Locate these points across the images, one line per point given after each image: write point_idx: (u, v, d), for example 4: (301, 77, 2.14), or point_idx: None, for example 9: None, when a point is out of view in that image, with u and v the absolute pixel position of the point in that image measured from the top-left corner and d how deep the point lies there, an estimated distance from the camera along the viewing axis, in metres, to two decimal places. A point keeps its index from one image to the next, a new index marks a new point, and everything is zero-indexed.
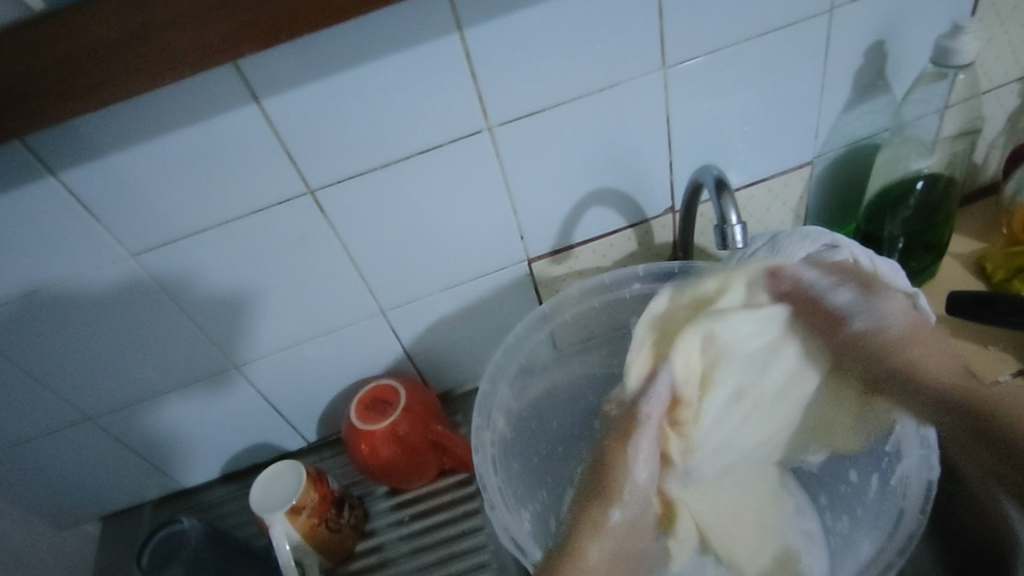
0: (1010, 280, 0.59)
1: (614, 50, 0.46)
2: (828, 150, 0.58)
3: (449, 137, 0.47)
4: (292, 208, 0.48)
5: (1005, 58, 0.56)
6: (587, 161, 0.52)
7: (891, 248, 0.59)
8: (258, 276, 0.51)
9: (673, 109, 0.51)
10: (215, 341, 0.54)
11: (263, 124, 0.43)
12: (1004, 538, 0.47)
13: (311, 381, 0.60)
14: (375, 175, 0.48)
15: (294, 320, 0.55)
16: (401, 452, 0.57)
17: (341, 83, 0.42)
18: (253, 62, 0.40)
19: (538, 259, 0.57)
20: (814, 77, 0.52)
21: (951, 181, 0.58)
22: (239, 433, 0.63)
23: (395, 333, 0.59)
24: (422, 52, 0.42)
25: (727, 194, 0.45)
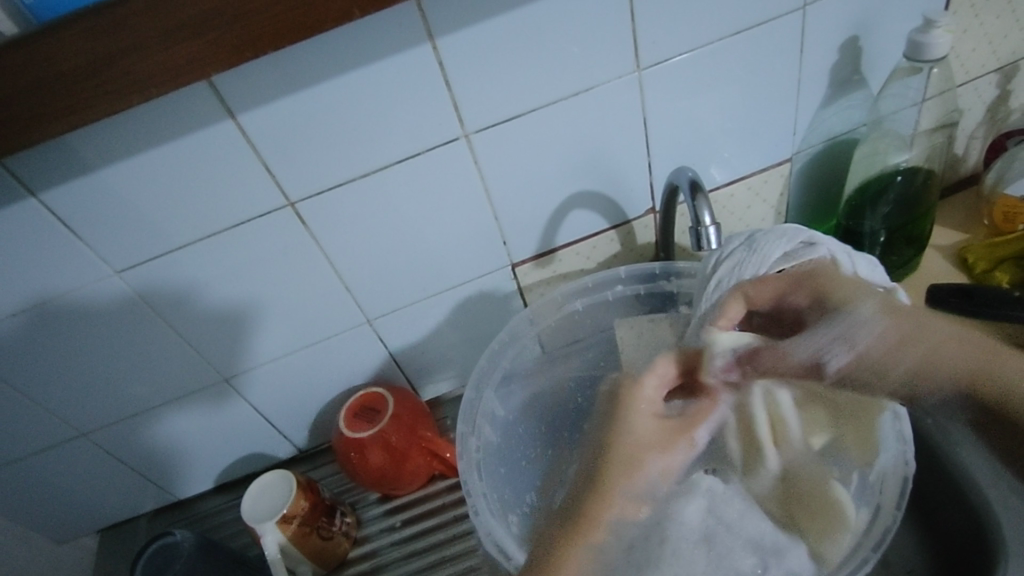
0: (991, 270, 0.59)
1: (588, 53, 0.46)
2: (807, 146, 0.58)
3: (426, 146, 0.47)
4: (273, 221, 0.48)
5: (980, 49, 0.56)
6: (567, 164, 0.52)
7: (873, 242, 0.59)
8: (243, 289, 0.52)
9: (650, 111, 0.51)
10: (203, 354, 0.55)
11: (241, 140, 0.43)
12: (990, 535, 0.47)
13: (301, 390, 0.61)
14: (355, 185, 0.48)
15: (281, 331, 0.55)
16: (390, 458, 0.58)
17: (316, 96, 0.43)
18: (226, 78, 0.40)
19: (522, 264, 0.57)
20: (790, 74, 0.53)
21: (930, 174, 0.58)
22: (231, 443, 0.63)
23: (382, 340, 0.59)
24: (395, 63, 0.42)
25: (701, 196, 0.47)
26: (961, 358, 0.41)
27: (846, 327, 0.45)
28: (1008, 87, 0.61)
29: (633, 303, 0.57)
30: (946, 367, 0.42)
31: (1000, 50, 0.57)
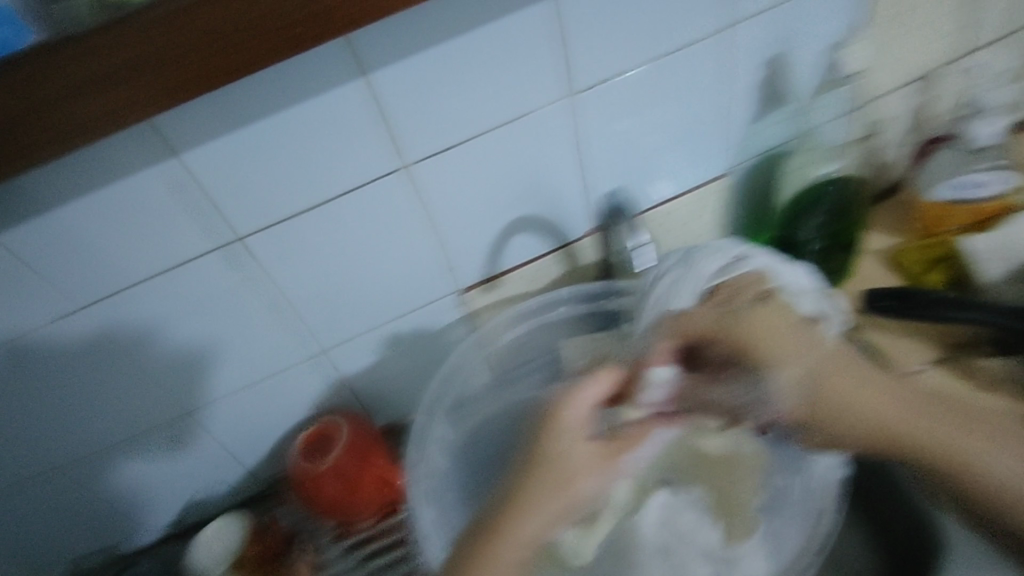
0: (926, 274, 0.62)
1: (521, 82, 0.47)
2: (741, 160, 0.60)
3: (366, 178, 0.48)
4: (216, 260, 0.48)
5: (900, 62, 0.59)
6: (509, 188, 0.53)
7: (808, 250, 0.62)
8: (190, 329, 0.51)
9: (587, 133, 0.52)
10: (153, 395, 0.54)
11: (178, 180, 0.43)
12: (922, 527, 0.51)
13: (256, 423, 0.60)
14: (298, 219, 0.48)
15: (233, 367, 0.55)
16: (344, 488, 0.58)
17: (251, 135, 0.43)
18: (157, 123, 0.40)
19: (471, 288, 0.58)
20: (720, 92, 0.55)
21: (858, 184, 0.61)
22: (188, 479, 0.62)
23: (336, 370, 0.59)
24: (329, 99, 0.43)
25: (626, 223, 0.52)
26: (888, 409, 0.44)
27: (766, 390, 0.45)
28: (929, 96, 0.64)
29: (580, 322, 0.57)
30: (875, 419, 0.44)
31: (918, 62, 0.60)
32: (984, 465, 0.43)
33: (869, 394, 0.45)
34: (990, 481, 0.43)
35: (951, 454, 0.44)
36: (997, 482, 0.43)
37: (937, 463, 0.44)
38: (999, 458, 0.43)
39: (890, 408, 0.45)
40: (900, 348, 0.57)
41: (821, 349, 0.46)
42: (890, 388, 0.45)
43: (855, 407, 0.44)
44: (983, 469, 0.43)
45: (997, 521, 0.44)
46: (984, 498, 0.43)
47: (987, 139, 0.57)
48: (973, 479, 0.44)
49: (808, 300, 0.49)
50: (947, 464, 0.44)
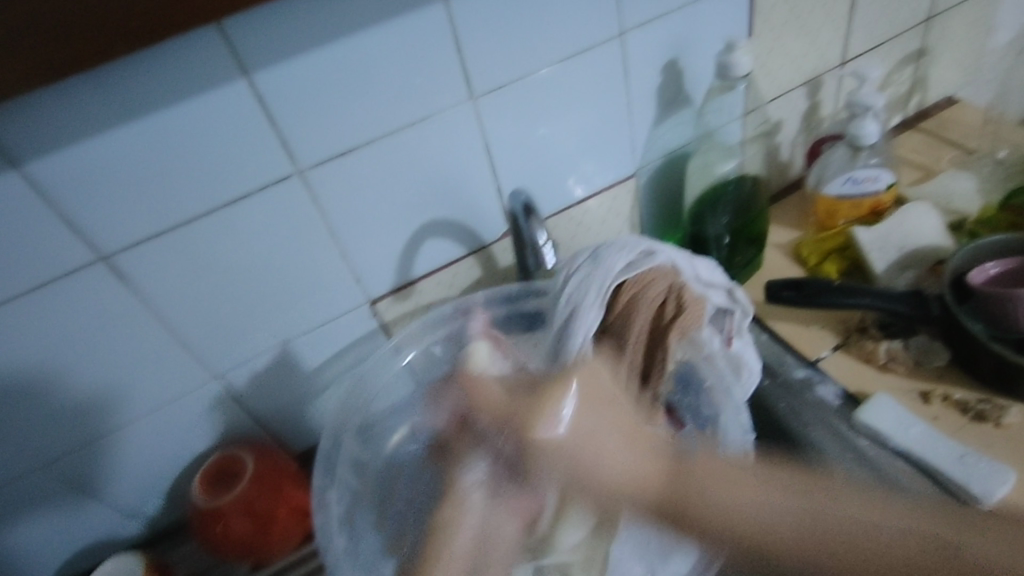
0: (821, 264, 0.65)
1: (417, 83, 0.46)
2: (648, 162, 0.61)
3: (257, 185, 0.45)
4: (85, 279, 0.43)
5: (785, 67, 0.62)
6: (414, 194, 0.51)
7: (719, 245, 0.63)
8: (59, 359, 0.46)
9: (491, 136, 0.52)
10: (17, 439, 0.48)
11: (30, 192, 0.39)
12: None
13: (148, 465, 0.54)
14: (181, 231, 0.44)
15: (115, 400, 0.50)
16: (253, 524, 0.53)
17: (117, 140, 0.39)
18: (2, 125, 0.36)
19: (382, 300, 0.55)
20: (621, 95, 0.55)
21: (756, 179, 0.64)
22: (69, 534, 0.55)
23: (238, 397, 0.55)
24: (206, 100, 0.40)
25: (536, 219, 0.50)
26: (634, 468, 0.38)
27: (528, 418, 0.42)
28: (815, 99, 0.68)
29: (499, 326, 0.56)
30: (643, 477, 0.38)
31: (802, 67, 0.64)
32: (729, 506, 0.34)
33: (623, 462, 0.38)
34: (801, 551, 0.32)
35: (724, 525, 0.34)
36: (794, 540, 0.32)
37: (728, 533, 0.34)
38: (779, 495, 0.34)
39: (646, 473, 0.38)
40: (805, 337, 0.59)
41: (638, 444, 0.40)
42: (649, 456, 0.39)
43: (591, 471, 0.39)
44: (757, 530, 0.33)
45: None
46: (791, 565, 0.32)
47: (872, 137, 0.60)
48: (801, 560, 0.32)
49: (716, 292, 0.50)
50: (737, 540, 0.34)
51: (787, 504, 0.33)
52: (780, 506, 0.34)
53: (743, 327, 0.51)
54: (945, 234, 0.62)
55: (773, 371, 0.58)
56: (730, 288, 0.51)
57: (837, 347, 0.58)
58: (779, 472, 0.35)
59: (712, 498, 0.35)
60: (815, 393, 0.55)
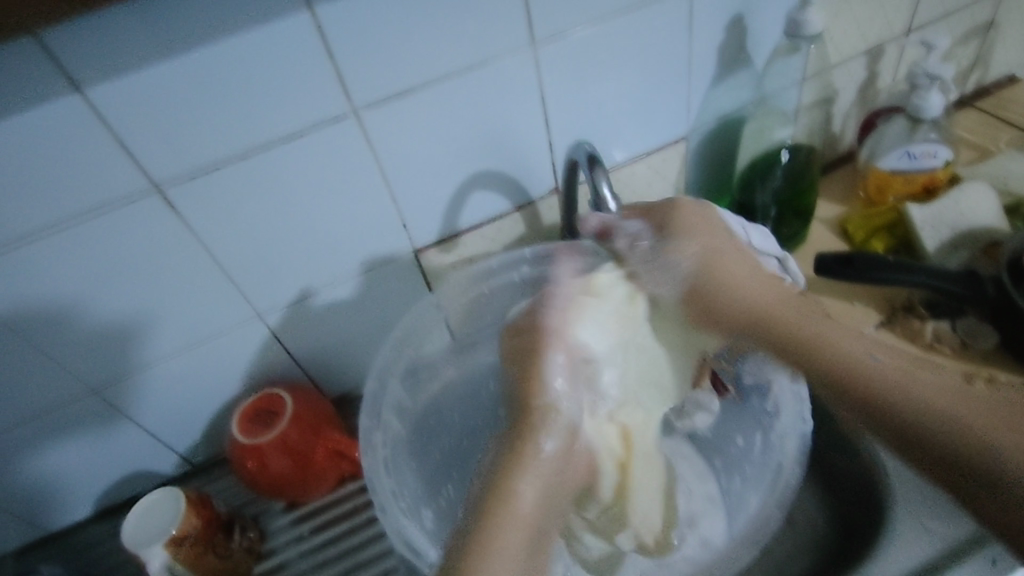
0: (869, 240, 0.63)
1: (480, 26, 0.45)
2: (701, 124, 0.60)
3: (312, 123, 0.44)
4: (139, 210, 0.43)
5: (850, 31, 0.60)
6: (466, 143, 0.50)
7: (766, 215, 0.62)
8: (110, 289, 0.46)
9: (548, 88, 0.50)
10: (66, 366, 0.48)
11: (89, 116, 0.38)
12: (878, 489, 0.50)
13: (188, 399, 0.55)
14: (235, 167, 0.44)
15: (161, 334, 0.50)
16: (292, 464, 0.54)
17: (177, 68, 0.38)
18: (65, 46, 0.35)
19: (425, 249, 0.55)
20: (682, 51, 0.53)
21: (811, 151, 0.62)
22: (111, 462, 0.57)
23: (278, 338, 0.55)
24: (268, 31, 0.39)
25: (600, 169, 0.47)
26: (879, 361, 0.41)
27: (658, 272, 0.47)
28: (875, 69, 0.65)
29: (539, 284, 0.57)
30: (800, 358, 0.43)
31: (867, 33, 0.61)
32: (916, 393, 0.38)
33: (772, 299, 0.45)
34: (954, 426, 0.36)
35: (883, 384, 0.39)
36: (924, 403, 0.38)
37: (901, 401, 0.38)
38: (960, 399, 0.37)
39: (771, 295, 0.45)
40: (847, 314, 0.58)
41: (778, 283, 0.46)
42: (774, 283, 0.46)
43: (723, 278, 0.45)
44: (928, 404, 0.37)
45: (1010, 491, 0.33)
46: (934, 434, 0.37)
47: (935, 110, 0.58)
48: (914, 415, 0.38)
49: (771, 260, 0.50)
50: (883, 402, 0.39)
51: (961, 399, 0.37)
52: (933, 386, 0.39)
53: None
54: (1001, 215, 0.59)
55: None
56: (784, 257, 0.50)
57: (882, 325, 0.57)
58: (938, 376, 0.39)
59: (913, 393, 0.38)
60: None
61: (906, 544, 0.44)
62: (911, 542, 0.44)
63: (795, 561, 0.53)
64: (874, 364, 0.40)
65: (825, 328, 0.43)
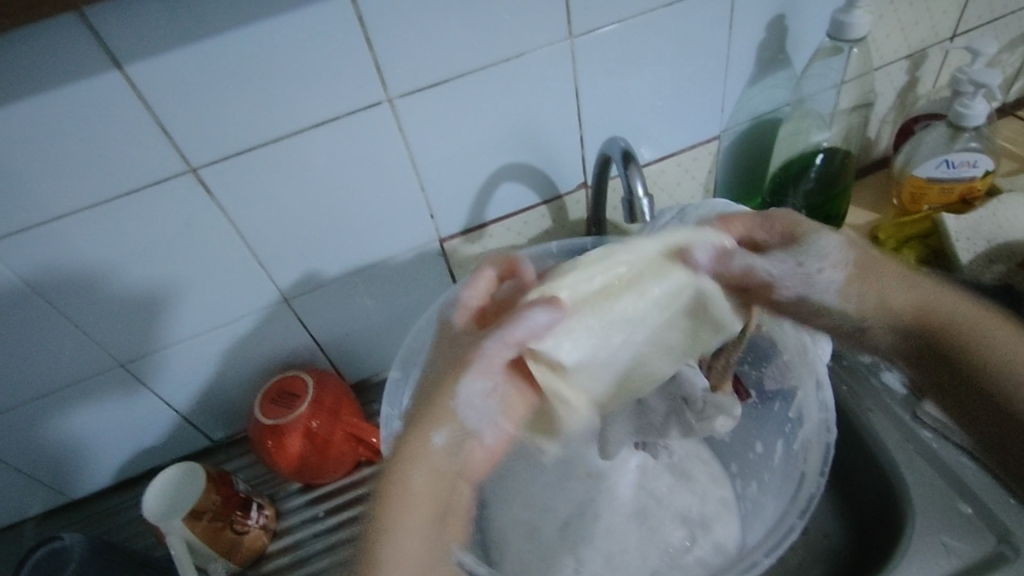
0: (900, 249, 0.62)
1: (519, 17, 0.44)
2: (734, 124, 0.59)
3: (346, 110, 0.44)
4: (172, 188, 0.43)
5: (894, 35, 0.58)
6: (498, 135, 0.50)
7: (795, 220, 0.60)
8: (140, 266, 0.46)
9: (582, 82, 0.50)
10: (94, 338, 0.49)
11: (129, 93, 0.38)
12: (897, 504, 0.49)
13: (211, 377, 0.56)
14: (268, 150, 0.44)
15: (188, 312, 0.51)
16: (311, 447, 0.54)
17: (217, 48, 0.38)
18: (110, 22, 0.35)
19: (451, 239, 0.55)
20: (721, 49, 0.53)
21: (847, 155, 0.61)
22: (133, 435, 0.57)
23: (302, 321, 0.55)
24: (309, 15, 0.39)
25: (635, 167, 0.46)
26: (963, 304, 0.43)
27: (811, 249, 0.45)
28: (917, 74, 0.64)
29: None
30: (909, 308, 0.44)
31: (911, 37, 0.60)
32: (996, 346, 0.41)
33: (899, 293, 0.44)
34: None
35: (982, 354, 0.41)
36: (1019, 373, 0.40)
37: (993, 376, 0.41)
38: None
39: (905, 294, 0.45)
40: None
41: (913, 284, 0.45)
42: (908, 283, 0.45)
43: (884, 291, 0.45)
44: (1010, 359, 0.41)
45: None
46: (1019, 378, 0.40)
47: (978, 118, 0.56)
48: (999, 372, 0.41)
49: None
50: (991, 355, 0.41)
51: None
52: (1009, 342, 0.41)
53: None
54: None
55: (840, 355, 0.56)
56: None
57: None
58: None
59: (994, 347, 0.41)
60: (881, 379, 0.54)
61: (924, 563, 0.45)
62: (931, 560, 0.45)
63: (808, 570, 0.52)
64: (958, 307, 0.43)
65: (924, 286, 0.45)
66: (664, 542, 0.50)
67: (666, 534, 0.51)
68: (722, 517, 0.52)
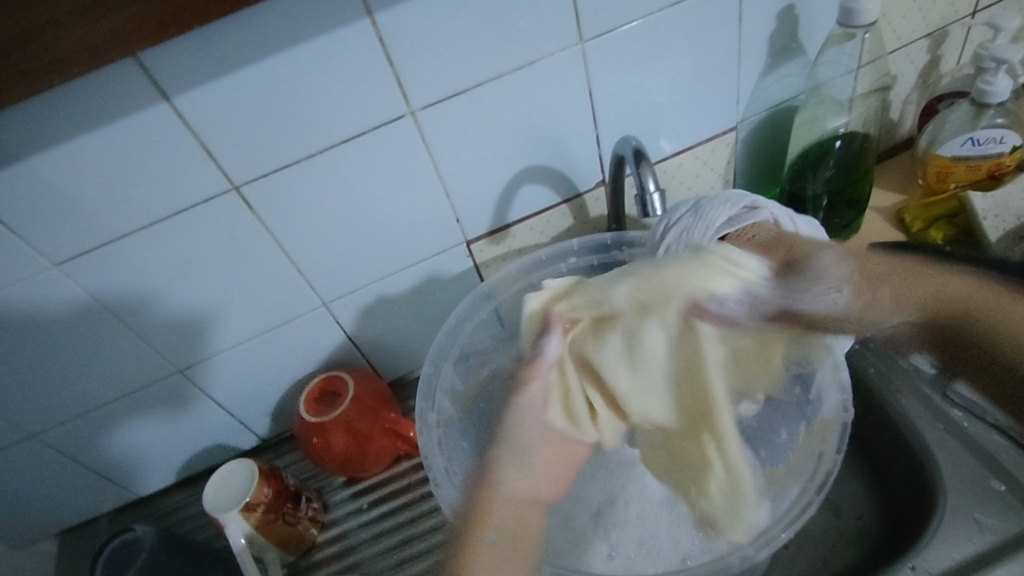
0: (926, 230, 0.62)
1: (533, 27, 0.46)
2: (750, 115, 0.60)
3: (372, 125, 0.47)
4: (218, 206, 0.47)
5: (910, 16, 0.58)
6: (517, 139, 0.52)
7: (816, 205, 0.61)
8: (191, 279, 0.50)
9: (595, 82, 0.51)
10: (155, 346, 0.54)
11: (177, 122, 0.42)
12: (928, 486, 0.49)
13: (260, 380, 0.60)
14: (301, 166, 0.47)
15: (237, 319, 0.55)
16: (353, 442, 0.58)
17: (253, 75, 0.42)
18: (158, 59, 0.39)
19: (476, 241, 0.58)
20: (732, 41, 0.53)
21: (867, 138, 0.60)
22: (193, 436, 0.62)
23: (340, 325, 0.59)
24: (336, 39, 0.42)
25: (646, 164, 0.48)
26: (979, 291, 0.46)
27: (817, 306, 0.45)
28: (938, 52, 0.63)
29: (588, 273, 0.60)
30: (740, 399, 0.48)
31: (929, 16, 0.59)
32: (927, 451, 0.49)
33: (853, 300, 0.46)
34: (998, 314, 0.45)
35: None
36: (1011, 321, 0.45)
37: (996, 324, 0.45)
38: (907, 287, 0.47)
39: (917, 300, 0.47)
40: None
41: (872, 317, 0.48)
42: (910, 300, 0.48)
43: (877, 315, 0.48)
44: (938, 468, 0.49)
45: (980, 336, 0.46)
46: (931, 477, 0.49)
47: (1001, 94, 0.56)
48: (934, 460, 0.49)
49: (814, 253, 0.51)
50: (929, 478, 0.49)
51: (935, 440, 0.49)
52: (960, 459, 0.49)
53: None
54: None
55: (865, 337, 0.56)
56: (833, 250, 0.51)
57: None
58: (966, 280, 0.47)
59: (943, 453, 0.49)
60: (909, 362, 0.54)
61: (956, 541, 0.46)
62: (962, 537, 0.46)
63: (841, 554, 0.52)
64: (973, 295, 0.46)
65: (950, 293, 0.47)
66: (695, 526, 0.53)
67: None
68: None
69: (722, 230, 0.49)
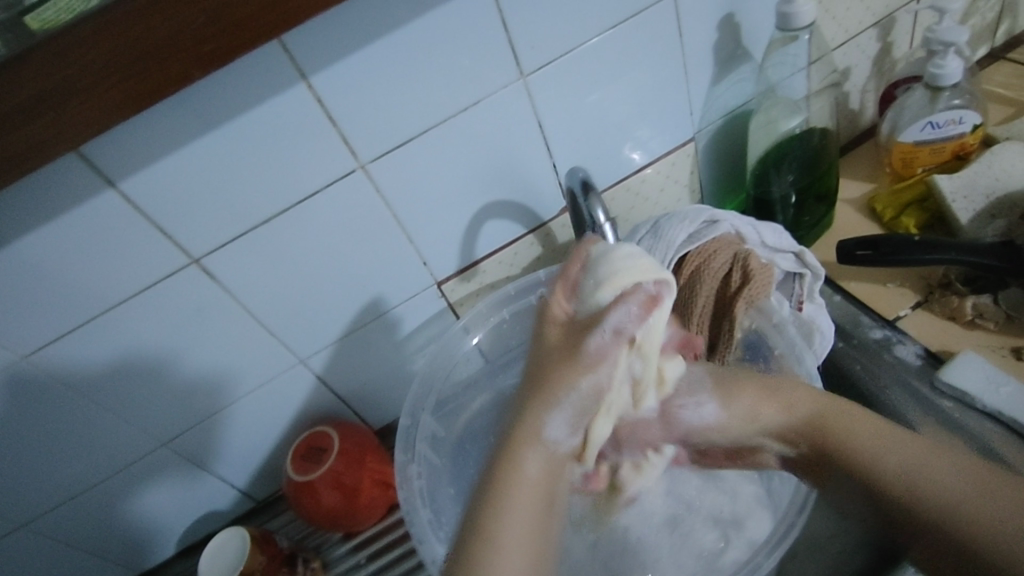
0: (898, 217, 0.61)
1: (473, 67, 0.46)
2: (707, 124, 0.60)
3: (323, 182, 0.47)
4: (179, 280, 0.47)
5: (853, 9, 0.58)
6: (474, 176, 0.52)
7: (785, 205, 0.60)
8: (162, 354, 0.50)
9: (544, 111, 0.51)
10: (135, 424, 0.53)
11: (124, 205, 0.42)
12: None
13: (246, 444, 0.60)
14: (257, 232, 0.47)
15: (213, 387, 0.54)
16: (343, 498, 0.57)
17: (195, 150, 0.42)
18: (96, 147, 0.39)
19: (447, 281, 0.57)
20: (677, 55, 0.54)
21: (825, 132, 0.60)
22: (188, 507, 0.62)
23: (321, 380, 0.59)
24: (274, 105, 0.42)
25: (594, 195, 0.49)
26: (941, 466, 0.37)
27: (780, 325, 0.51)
28: (888, 39, 0.63)
29: None
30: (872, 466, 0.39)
31: (872, 6, 0.59)
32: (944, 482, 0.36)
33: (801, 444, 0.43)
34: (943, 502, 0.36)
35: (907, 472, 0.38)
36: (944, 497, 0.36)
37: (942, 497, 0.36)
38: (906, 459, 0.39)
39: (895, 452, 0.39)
40: (881, 297, 0.56)
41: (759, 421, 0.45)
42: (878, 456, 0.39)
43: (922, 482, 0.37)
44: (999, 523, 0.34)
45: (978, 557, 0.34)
46: (955, 545, 0.35)
47: (953, 76, 0.56)
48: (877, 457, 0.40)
49: (782, 259, 0.52)
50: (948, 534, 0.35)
51: (946, 464, 0.37)
52: (961, 475, 0.36)
53: (813, 291, 0.52)
54: None
55: (848, 335, 0.56)
56: (802, 252, 0.52)
57: (919, 305, 0.55)
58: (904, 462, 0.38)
59: (929, 479, 0.37)
60: (893, 353, 0.53)
61: None
62: None
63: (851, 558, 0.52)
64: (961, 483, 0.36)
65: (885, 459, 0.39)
66: (699, 546, 0.53)
67: (700, 539, 0.53)
68: (754, 514, 0.53)
69: (682, 247, 0.50)
